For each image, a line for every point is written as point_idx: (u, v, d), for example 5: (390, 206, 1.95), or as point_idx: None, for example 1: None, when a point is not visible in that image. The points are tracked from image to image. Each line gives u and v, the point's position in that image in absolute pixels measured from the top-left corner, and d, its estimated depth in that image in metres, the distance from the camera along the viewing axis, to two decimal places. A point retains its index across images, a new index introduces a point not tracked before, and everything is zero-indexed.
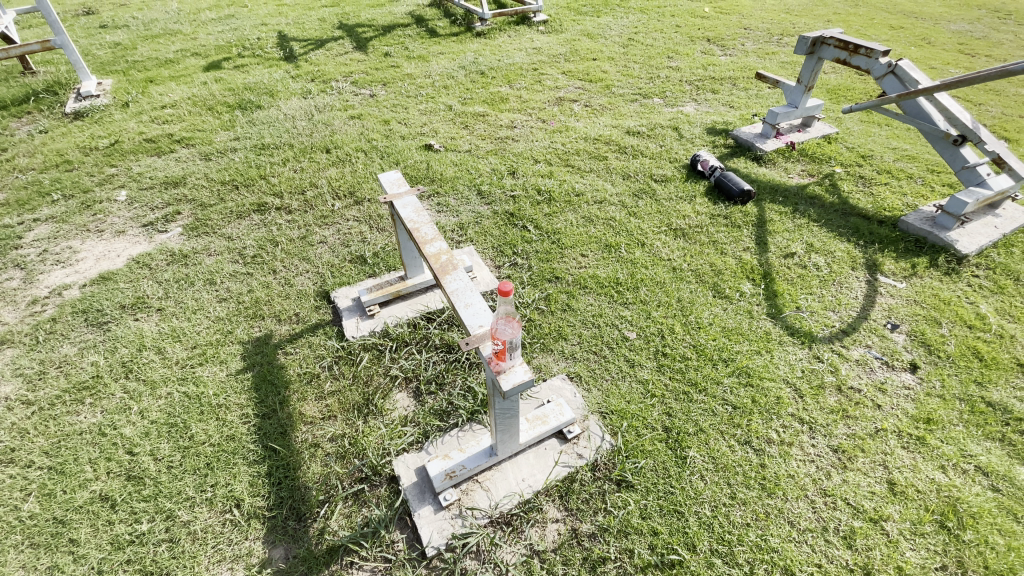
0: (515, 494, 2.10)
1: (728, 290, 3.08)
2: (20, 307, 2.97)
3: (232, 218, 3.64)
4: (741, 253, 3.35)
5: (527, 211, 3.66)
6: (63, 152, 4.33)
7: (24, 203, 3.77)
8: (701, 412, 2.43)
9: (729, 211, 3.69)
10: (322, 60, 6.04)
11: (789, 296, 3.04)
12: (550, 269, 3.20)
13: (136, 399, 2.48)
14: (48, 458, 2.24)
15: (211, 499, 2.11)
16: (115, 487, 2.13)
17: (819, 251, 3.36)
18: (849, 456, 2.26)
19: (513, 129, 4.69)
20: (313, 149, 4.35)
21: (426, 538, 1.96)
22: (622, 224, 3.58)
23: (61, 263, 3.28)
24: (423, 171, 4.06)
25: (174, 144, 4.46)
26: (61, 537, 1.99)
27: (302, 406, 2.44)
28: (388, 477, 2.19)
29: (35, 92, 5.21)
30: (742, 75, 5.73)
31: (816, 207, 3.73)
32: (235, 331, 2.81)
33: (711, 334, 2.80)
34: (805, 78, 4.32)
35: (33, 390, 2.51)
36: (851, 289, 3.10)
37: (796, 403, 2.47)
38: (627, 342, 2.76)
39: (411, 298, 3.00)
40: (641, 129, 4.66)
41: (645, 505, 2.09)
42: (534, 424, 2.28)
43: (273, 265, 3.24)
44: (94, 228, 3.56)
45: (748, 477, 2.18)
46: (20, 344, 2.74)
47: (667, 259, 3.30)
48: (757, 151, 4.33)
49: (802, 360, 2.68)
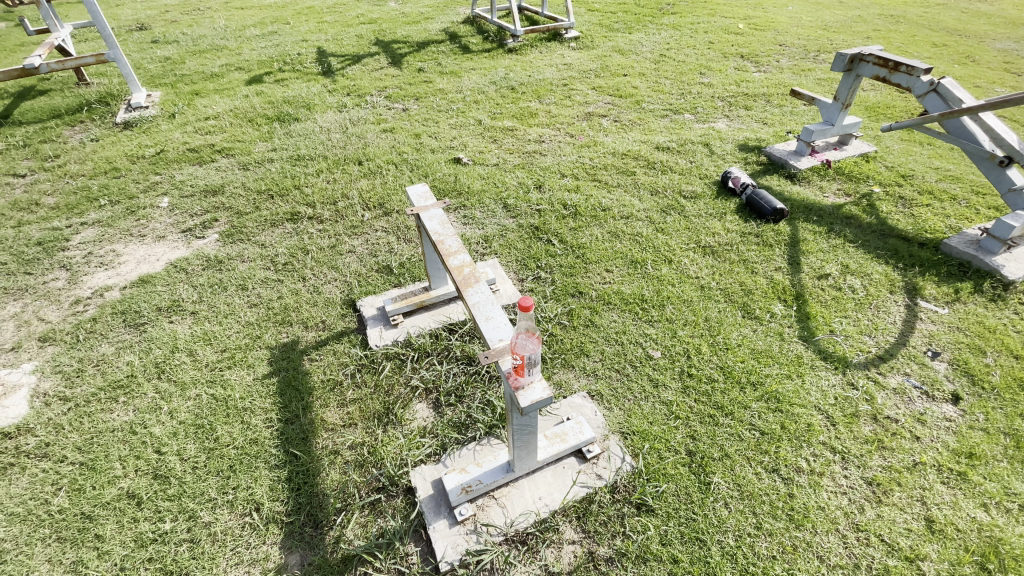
0: (531, 512, 2.07)
1: (758, 310, 2.99)
2: (64, 306, 3.12)
3: (266, 226, 3.75)
4: (772, 272, 3.26)
5: (552, 225, 3.66)
6: (112, 160, 4.56)
7: (74, 207, 3.97)
8: (727, 436, 2.35)
9: (761, 229, 3.60)
10: (358, 75, 6.22)
11: (823, 318, 2.93)
12: (573, 283, 3.18)
13: (166, 399, 2.55)
14: (81, 454, 2.32)
15: (232, 501, 2.15)
16: (142, 485, 2.20)
17: (855, 273, 3.24)
18: (884, 489, 2.15)
19: (541, 143, 4.71)
20: (346, 161, 4.47)
21: (441, 552, 1.94)
22: (649, 240, 3.53)
23: (104, 265, 3.43)
24: (451, 184, 4.11)
25: (215, 153, 4.65)
26: (88, 531, 2.05)
27: (324, 413, 2.47)
28: (404, 489, 2.18)
29: (89, 102, 5.52)
30: (776, 92, 5.63)
31: (852, 227, 3.61)
32: (263, 336, 2.87)
33: (739, 355, 2.73)
34: (842, 95, 4.21)
35: (72, 387, 2.62)
36: (888, 313, 2.97)
37: (828, 431, 2.37)
38: (651, 361, 2.70)
39: (435, 308, 3.02)
40: (671, 144, 4.62)
41: (664, 531, 2.03)
42: (552, 442, 2.25)
43: (303, 273, 3.32)
44: (136, 233, 3.73)
45: (775, 507, 2.09)
46: (62, 342, 2.87)
47: (694, 277, 3.24)
48: (791, 169, 4.23)
49: (835, 386, 2.57)
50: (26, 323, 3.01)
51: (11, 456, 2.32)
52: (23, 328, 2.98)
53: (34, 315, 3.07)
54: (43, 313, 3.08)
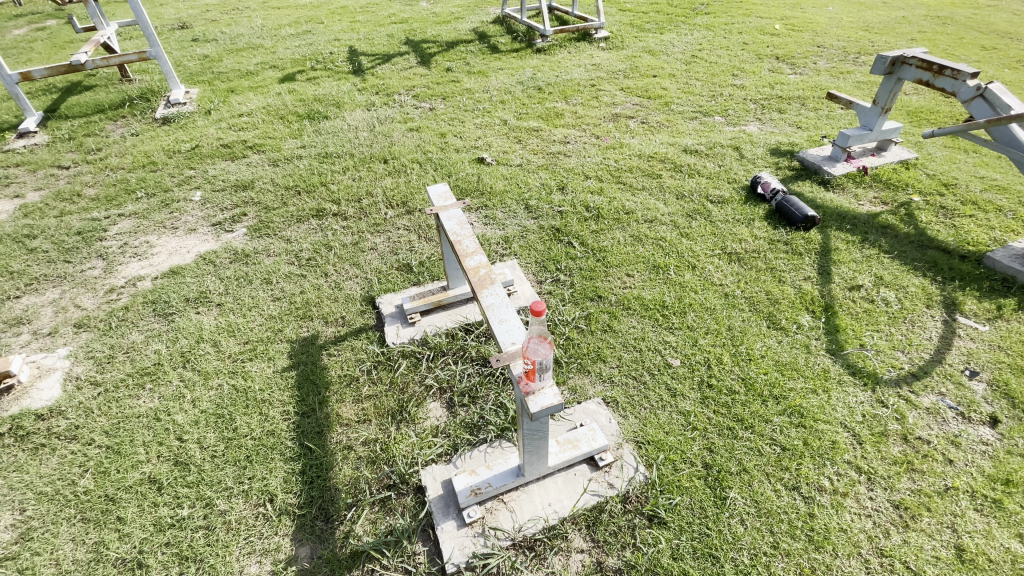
0: (540, 518, 2.05)
1: (784, 321, 2.90)
2: (99, 294, 3.24)
3: (293, 222, 3.83)
4: (801, 282, 3.16)
5: (574, 227, 3.62)
6: (150, 155, 4.73)
7: (113, 199, 4.13)
8: (746, 451, 2.28)
9: (790, 236, 3.49)
10: (387, 74, 6.29)
11: (853, 332, 2.82)
12: (593, 287, 3.14)
13: (189, 388, 2.62)
14: (108, 438, 2.41)
15: (247, 491, 2.19)
16: (163, 471, 2.26)
17: (889, 285, 3.10)
18: (912, 514, 2.05)
19: (566, 144, 4.68)
20: (372, 159, 4.52)
21: (447, 554, 1.94)
22: (672, 245, 3.46)
23: (138, 256, 3.56)
24: (474, 183, 4.11)
25: (247, 149, 4.77)
26: (111, 513, 2.13)
27: (339, 408, 2.50)
28: (415, 487, 2.20)
29: (130, 98, 5.74)
30: (813, 95, 5.45)
31: (888, 237, 3.46)
32: (285, 329, 2.93)
33: (762, 367, 2.64)
34: (882, 99, 4.03)
35: (102, 372, 2.72)
36: (924, 328, 2.83)
37: (853, 450, 2.27)
38: (670, 370, 2.65)
39: (452, 308, 3.01)
40: (700, 147, 4.52)
41: (677, 545, 1.98)
42: (564, 448, 2.22)
43: (325, 268, 3.37)
44: (169, 225, 3.85)
45: (793, 527, 2.02)
46: (96, 329, 2.99)
47: (718, 284, 3.16)
48: (824, 175, 4.09)
49: (863, 403, 2.47)
50: (63, 309, 3.14)
51: (43, 437, 2.42)
52: (60, 314, 3.11)
53: (71, 302, 3.20)
54: (79, 300, 3.21)
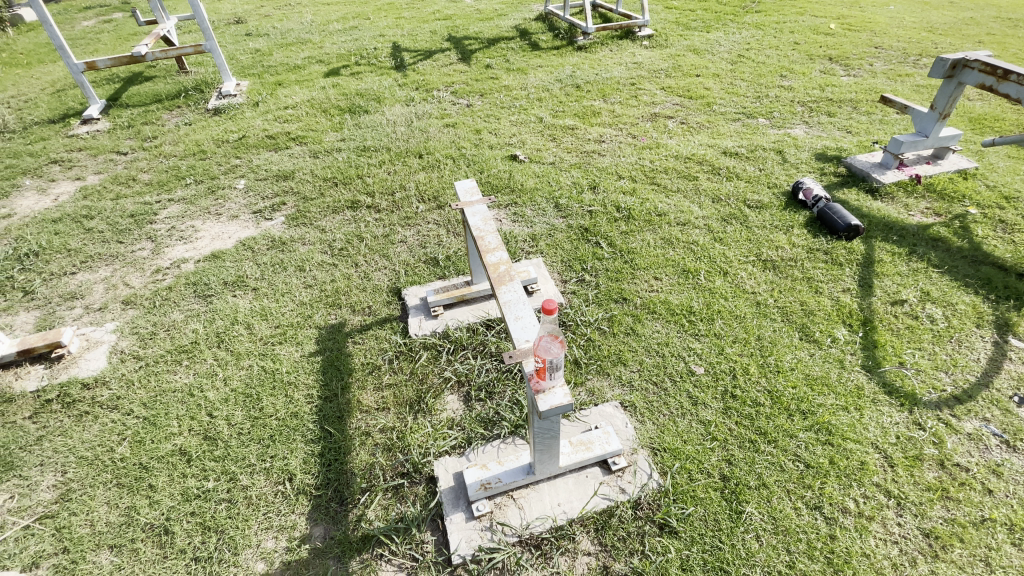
0: (548, 518, 2.04)
1: (817, 334, 2.78)
2: (146, 274, 3.44)
3: (328, 212, 3.94)
4: (838, 294, 3.02)
5: (603, 227, 3.58)
6: (200, 143, 4.96)
7: (164, 185, 4.37)
8: (767, 465, 2.21)
9: (831, 246, 3.34)
10: (428, 70, 6.38)
11: (892, 348, 2.68)
12: (618, 289, 3.10)
13: (222, 367, 2.75)
14: (145, 409, 2.56)
15: (269, 469, 2.28)
16: (192, 444, 2.38)
17: (936, 301, 2.93)
18: (942, 544, 1.93)
19: (601, 143, 4.63)
20: (407, 153, 4.60)
21: (454, 545, 1.97)
22: (704, 249, 3.38)
23: (184, 239, 3.75)
24: (505, 180, 4.12)
25: (290, 141, 4.94)
26: (143, 481, 2.26)
27: (360, 395, 2.57)
28: (427, 477, 2.23)
29: (186, 89, 6.03)
30: (866, 98, 5.19)
31: (938, 251, 3.25)
32: (314, 316, 3.03)
33: (790, 380, 2.55)
34: (940, 104, 3.79)
35: (144, 347, 2.89)
36: (971, 349, 2.66)
37: (883, 472, 2.17)
38: (693, 377, 2.58)
39: (475, 303, 3.03)
40: (741, 150, 4.38)
41: (687, 556, 1.94)
42: (577, 449, 2.21)
43: (356, 259, 3.45)
44: (214, 211, 4.04)
45: (812, 547, 1.94)
46: (141, 306, 3.17)
47: (750, 292, 3.06)
48: (873, 182, 3.89)
49: (897, 424, 2.34)
50: (113, 286, 3.35)
51: (87, 405, 2.59)
52: (110, 291, 3.31)
53: (121, 280, 3.40)
54: (128, 279, 3.41)
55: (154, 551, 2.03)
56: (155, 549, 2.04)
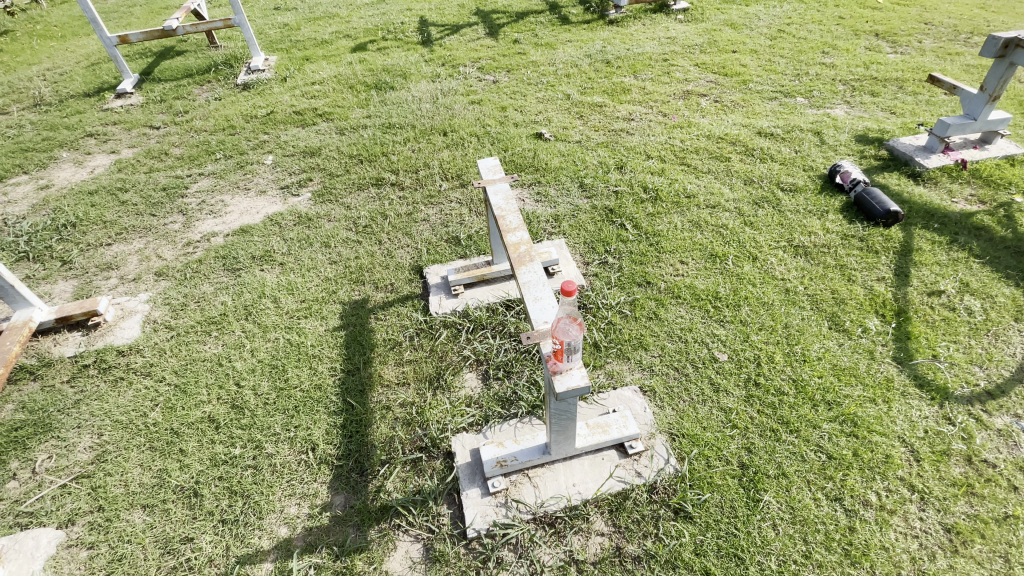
0: (563, 497, 2.06)
1: (848, 323, 2.69)
2: (178, 247, 3.54)
3: (353, 189, 3.97)
4: (872, 282, 2.91)
5: (628, 208, 3.51)
6: (229, 118, 5.02)
7: (196, 159, 4.45)
8: (788, 455, 2.17)
9: (867, 232, 3.21)
10: (455, 45, 6.29)
11: (926, 340, 2.58)
12: (642, 272, 3.04)
13: (249, 338, 2.83)
14: (177, 377, 2.66)
15: (292, 439, 2.35)
16: (220, 412, 2.47)
17: (976, 293, 2.79)
18: (964, 540, 1.88)
19: (630, 121, 4.51)
20: (432, 130, 4.57)
21: (470, 519, 2.01)
22: (733, 233, 3.28)
23: (213, 213, 3.83)
24: (530, 159, 4.06)
25: (316, 117, 4.96)
26: (174, 445, 2.36)
27: (381, 369, 2.61)
28: (444, 452, 2.27)
29: (216, 64, 6.09)
30: (914, 77, 4.90)
31: (982, 240, 3.09)
32: (338, 291, 3.07)
33: (817, 370, 2.48)
34: (990, 86, 3.56)
35: (176, 317, 2.99)
36: (1010, 344, 2.53)
37: (909, 466, 2.10)
38: (715, 364, 2.54)
39: (496, 284, 3.03)
40: (776, 130, 4.21)
41: (700, 541, 1.94)
42: (594, 431, 2.21)
43: (380, 236, 3.47)
44: (242, 186, 4.11)
45: (829, 538, 1.91)
46: (173, 278, 3.27)
47: (779, 279, 2.97)
48: (916, 167, 3.70)
49: (927, 418, 2.26)
50: (146, 258, 3.46)
51: (123, 371, 2.71)
52: (144, 263, 3.43)
53: (154, 252, 3.51)
54: (161, 251, 3.51)
55: (183, 512, 2.14)
56: (185, 510, 2.14)
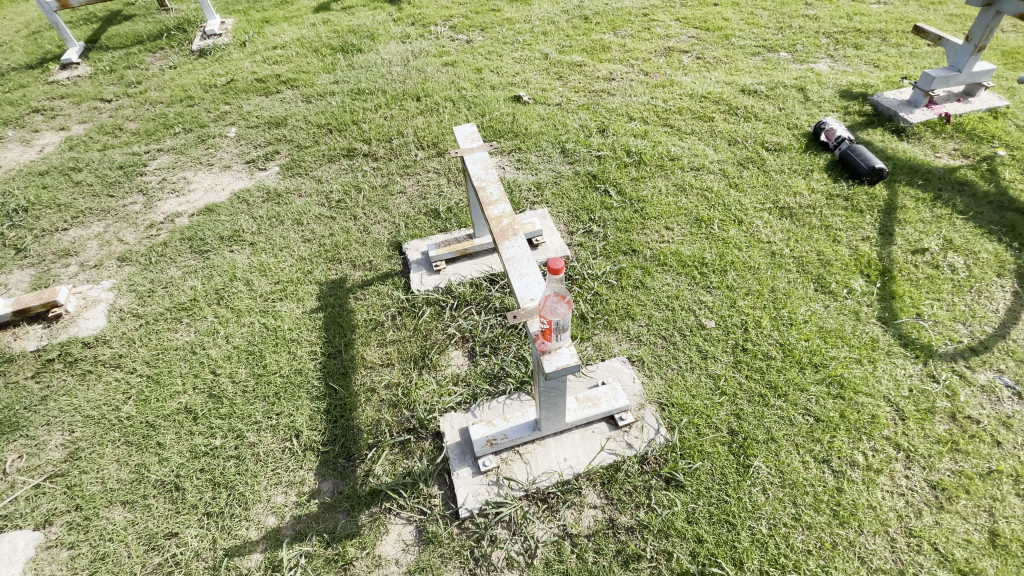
0: (555, 473, 2.05)
1: (833, 285, 2.68)
2: (140, 229, 3.35)
3: (324, 161, 3.77)
4: (857, 242, 2.89)
5: (612, 173, 3.41)
6: (186, 88, 4.70)
7: (153, 134, 4.18)
8: (776, 419, 2.18)
9: (852, 191, 3.18)
10: (424, 2, 5.94)
11: (910, 299, 2.58)
12: (627, 240, 2.98)
13: (223, 324, 2.71)
14: (149, 368, 2.55)
15: (275, 426, 2.28)
16: (197, 402, 2.38)
17: (958, 250, 2.79)
18: (948, 495, 1.91)
19: (611, 81, 4.34)
20: (404, 96, 4.35)
21: (462, 499, 1.99)
22: (718, 196, 3.22)
23: (176, 192, 3.62)
24: (508, 124, 3.90)
25: (280, 85, 4.67)
26: (151, 439, 2.28)
27: (364, 351, 2.53)
28: (433, 433, 2.22)
29: (168, 29, 5.67)
30: (897, 28, 4.79)
31: (965, 196, 3.08)
32: (313, 271, 2.95)
33: (803, 333, 2.48)
34: (976, 36, 3.48)
35: (143, 305, 2.85)
36: (992, 300, 2.56)
37: (894, 425, 2.13)
38: (703, 331, 2.52)
39: (478, 257, 2.94)
40: (760, 87, 4.10)
41: (692, 509, 1.95)
42: (583, 405, 2.18)
43: (354, 211, 3.33)
44: (205, 162, 3.88)
45: (818, 500, 1.93)
46: (137, 263, 3.10)
47: (765, 242, 2.94)
48: (900, 122, 3.65)
49: (911, 377, 2.28)
50: (107, 243, 3.27)
51: (90, 364, 2.58)
52: (105, 247, 3.24)
53: (115, 235, 3.32)
54: (122, 234, 3.32)
55: (166, 506, 2.07)
56: (167, 504, 2.08)
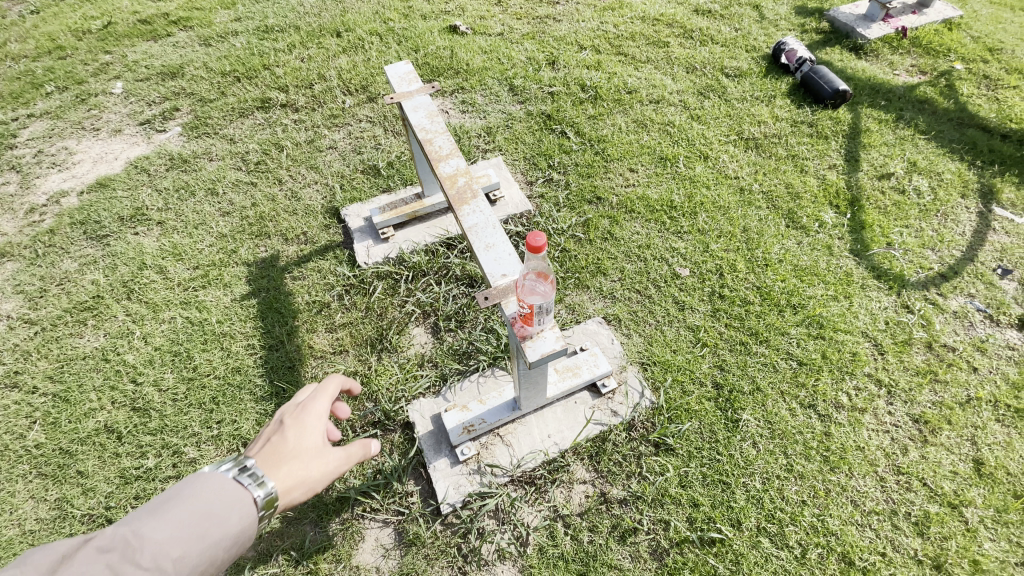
0: (539, 452, 1.90)
1: (805, 219, 2.58)
2: (18, 215, 2.78)
3: (235, 117, 3.24)
4: (825, 171, 2.78)
5: (567, 112, 3.10)
6: (51, 36, 3.88)
7: (16, 95, 3.45)
8: (759, 367, 2.11)
9: (816, 116, 3.04)
10: None
11: (880, 229, 2.52)
12: (591, 187, 2.74)
13: (138, 323, 2.32)
14: (53, 383, 2.15)
15: (218, 437, 1.99)
16: (120, 418, 2.04)
17: (922, 172, 2.74)
18: (932, 428, 1.92)
19: (555, 5, 3.91)
20: (322, 32, 3.76)
21: (442, 494, 1.82)
22: (681, 130, 3.00)
23: (58, 166, 3.02)
24: (447, 60, 3.45)
25: (170, 25, 3.93)
26: (68, 468, 1.94)
27: (311, 339, 2.23)
28: (401, 424, 2.01)
29: None
30: None
31: (925, 115, 3.01)
32: (239, 250, 2.55)
33: (779, 273, 2.38)
34: None
35: (35, 308, 2.39)
36: (957, 222, 2.54)
37: (874, 361, 2.11)
38: (678, 281, 2.38)
39: (429, 219, 2.63)
40: (714, 6, 3.81)
41: (685, 472, 1.86)
42: (563, 376, 2.01)
43: (279, 174, 2.89)
44: (89, 127, 3.25)
45: (808, 448, 1.90)
46: (20, 258, 2.58)
47: (733, 178, 2.78)
48: (858, 39, 3.50)
49: (886, 309, 2.25)
50: None
51: None
52: None
53: None
54: None
55: None
56: None
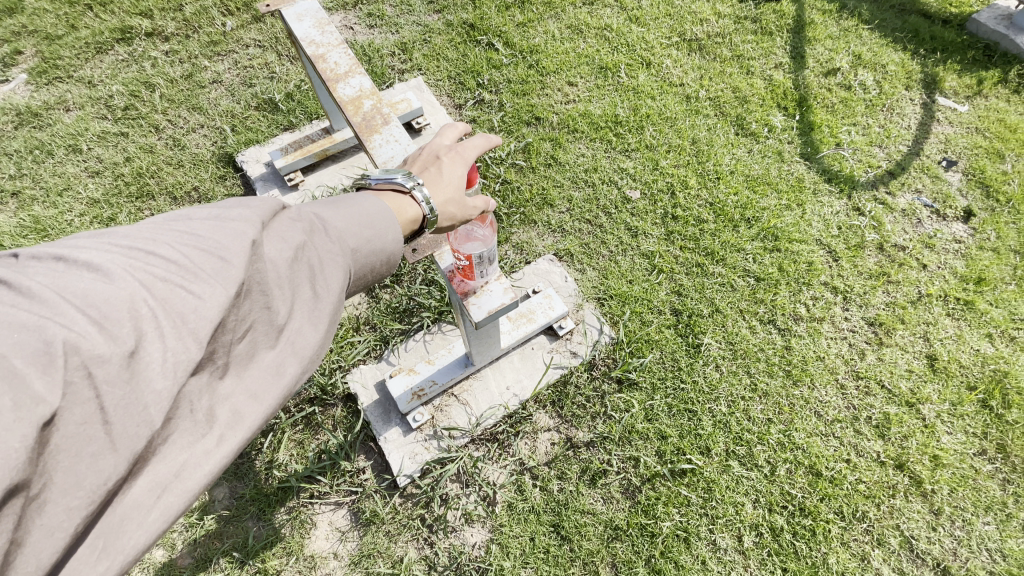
0: (499, 406, 1.75)
1: (754, 125, 2.42)
2: None
3: (87, 51, 2.63)
4: (771, 71, 2.60)
5: (493, 20, 2.71)
6: None
7: None
8: (718, 288, 2.01)
9: (760, 10, 2.81)
10: None
11: (829, 129, 2.41)
12: (527, 107, 2.45)
13: None
14: None
15: None
16: None
17: (868, 65, 2.62)
18: (887, 330, 1.92)
19: None
20: None
21: (397, 466, 1.65)
22: (620, 35, 2.70)
23: None
24: None
25: None
26: None
27: None
28: (342, 396, 1.80)
29: None
30: None
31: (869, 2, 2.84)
32: (117, 218, 2.14)
33: (732, 186, 2.24)
34: None
35: None
36: (903, 116, 2.46)
37: (830, 269, 2.06)
38: (630, 205, 2.20)
39: (345, 159, 2.28)
40: None
41: (651, 406, 1.78)
42: (517, 323, 1.84)
43: (155, 121, 2.40)
44: None
45: (771, 364, 1.86)
46: None
47: (678, 85, 2.55)
48: None
49: (839, 214, 2.19)
50: None
51: None
52: None
53: None
54: None
55: None
56: None
